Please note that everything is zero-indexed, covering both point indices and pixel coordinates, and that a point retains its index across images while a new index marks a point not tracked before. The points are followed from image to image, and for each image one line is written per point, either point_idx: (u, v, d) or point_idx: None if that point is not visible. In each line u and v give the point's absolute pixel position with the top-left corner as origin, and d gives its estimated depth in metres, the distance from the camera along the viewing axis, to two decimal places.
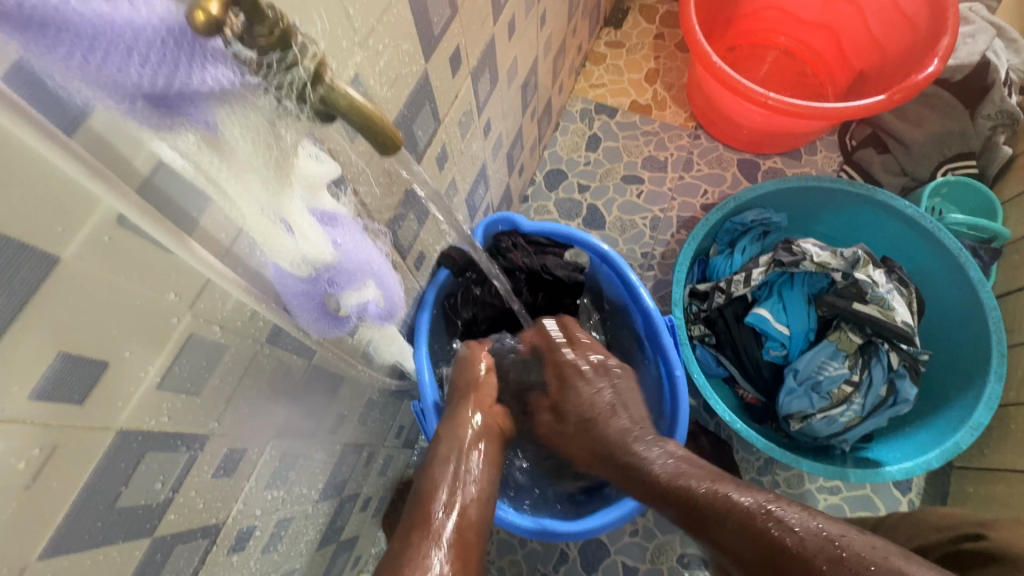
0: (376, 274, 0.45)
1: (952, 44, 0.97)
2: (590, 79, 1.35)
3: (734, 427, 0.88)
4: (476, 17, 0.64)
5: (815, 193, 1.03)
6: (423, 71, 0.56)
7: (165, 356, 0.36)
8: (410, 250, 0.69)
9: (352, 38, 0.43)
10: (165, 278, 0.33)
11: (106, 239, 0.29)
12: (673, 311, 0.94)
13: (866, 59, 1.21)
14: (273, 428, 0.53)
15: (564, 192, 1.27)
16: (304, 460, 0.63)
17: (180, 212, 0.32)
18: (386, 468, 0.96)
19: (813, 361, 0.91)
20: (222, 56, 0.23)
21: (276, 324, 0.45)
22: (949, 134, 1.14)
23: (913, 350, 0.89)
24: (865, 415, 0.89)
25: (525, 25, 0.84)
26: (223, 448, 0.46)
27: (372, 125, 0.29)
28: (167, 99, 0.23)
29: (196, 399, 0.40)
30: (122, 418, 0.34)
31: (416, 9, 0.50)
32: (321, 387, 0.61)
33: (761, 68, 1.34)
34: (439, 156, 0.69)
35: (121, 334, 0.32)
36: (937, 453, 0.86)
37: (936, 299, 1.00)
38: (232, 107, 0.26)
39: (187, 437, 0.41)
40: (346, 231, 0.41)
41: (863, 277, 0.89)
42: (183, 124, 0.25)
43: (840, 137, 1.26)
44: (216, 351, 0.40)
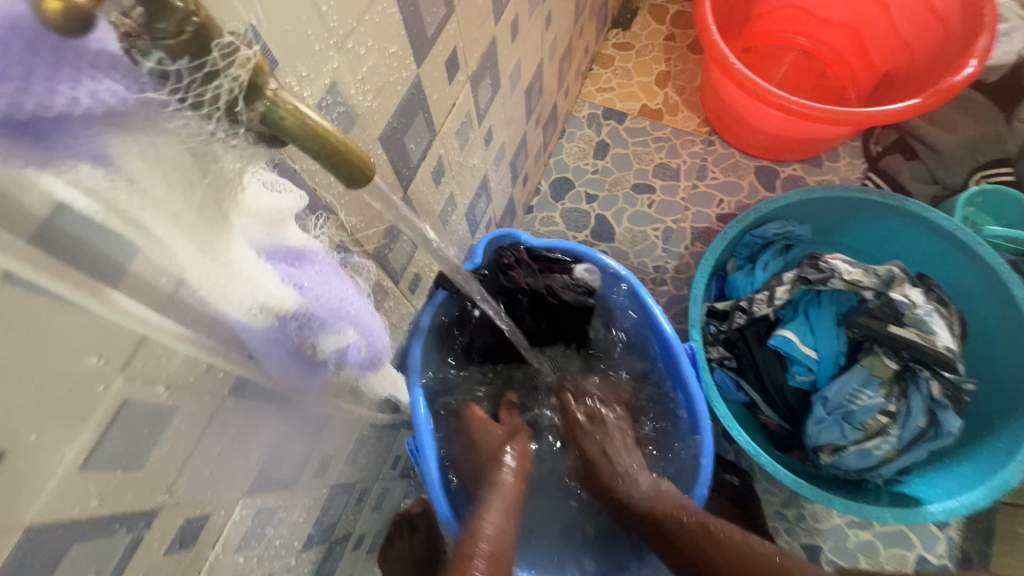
0: (357, 319, 0.38)
1: (991, 43, 0.91)
2: (598, 82, 1.29)
3: (760, 461, 0.81)
4: (475, 16, 0.57)
5: (842, 204, 0.95)
6: (415, 77, 0.50)
7: (90, 431, 0.29)
8: (403, 274, 0.62)
9: (327, 40, 0.36)
10: (82, 341, 0.27)
11: None
12: (691, 334, 0.87)
13: (892, 60, 1.13)
14: (243, 486, 0.47)
15: (571, 202, 1.20)
16: (283, 513, 0.56)
17: (99, 260, 0.26)
18: (381, 503, 0.90)
19: (845, 389, 0.83)
20: (108, 63, 0.20)
21: (240, 374, 0.39)
22: (983, 139, 1.06)
23: (958, 378, 0.79)
24: (902, 448, 0.81)
25: (530, 26, 0.78)
26: (177, 520, 0.39)
27: (332, 151, 0.24)
28: (30, 123, 0.19)
29: (137, 472, 0.34)
30: (32, 513, 0.27)
31: (405, 7, 0.44)
32: (303, 432, 0.54)
33: (778, 70, 1.27)
34: (435, 170, 0.63)
35: (22, 416, 0.25)
36: (983, 490, 0.78)
37: (975, 318, 0.92)
38: (131, 132, 0.22)
39: (128, 517, 0.34)
40: (317, 271, 0.34)
41: (899, 297, 0.81)
42: (66, 158, 0.20)
43: (864, 142, 1.18)
44: (162, 414, 0.34)
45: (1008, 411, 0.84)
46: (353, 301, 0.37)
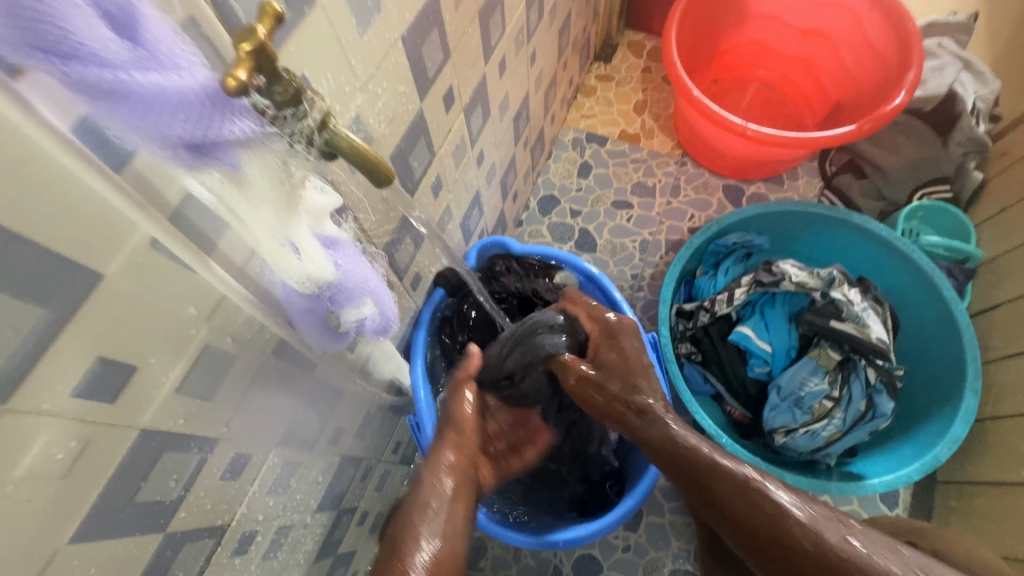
0: (373, 293, 0.49)
1: (918, 78, 1.04)
2: (582, 110, 1.43)
3: (720, 441, 0.90)
4: (468, 60, 0.71)
5: (794, 217, 1.08)
6: (418, 109, 0.62)
7: (184, 362, 0.40)
8: (406, 271, 0.74)
9: (354, 84, 0.49)
10: (186, 294, 0.38)
11: (141, 261, 0.33)
12: (660, 329, 0.98)
13: (841, 91, 1.28)
14: (276, 436, 0.57)
15: (557, 216, 1.32)
16: (303, 470, 0.66)
17: (204, 237, 0.37)
18: (383, 484, 0.99)
19: (795, 377, 0.94)
20: (243, 111, 0.29)
21: (281, 337, 0.50)
22: (923, 160, 1.20)
23: (889, 365, 0.92)
24: (846, 430, 0.92)
25: (516, 64, 0.91)
26: (229, 452, 0.50)
27: (368, 162, 0.34)
28: (198, 145, 0.28)
29: (208, 404, 0.45)
30: (144, 419, 0.38)
31: (412, 57, 0.56)
32: (322, 399, 0.65)
33: (743, 99, 1.41)
34: (434, 185, 0.75)
35: (148, 343, 0.36)
36: (917, 465, 0.88)
37: (913, 316, 1.04)
38: (254, 151, 0.31)
39: (199, 440, 0.45)
40: (346, 253, 0.45)
41: (839, 296, 0.93)
42: (212, 166, 0.30)
43: (820, 164, 1.32)
44: (227, 360, 0.45)
45: (942, 398, 0.94)
46: (370, 278, 0.48)
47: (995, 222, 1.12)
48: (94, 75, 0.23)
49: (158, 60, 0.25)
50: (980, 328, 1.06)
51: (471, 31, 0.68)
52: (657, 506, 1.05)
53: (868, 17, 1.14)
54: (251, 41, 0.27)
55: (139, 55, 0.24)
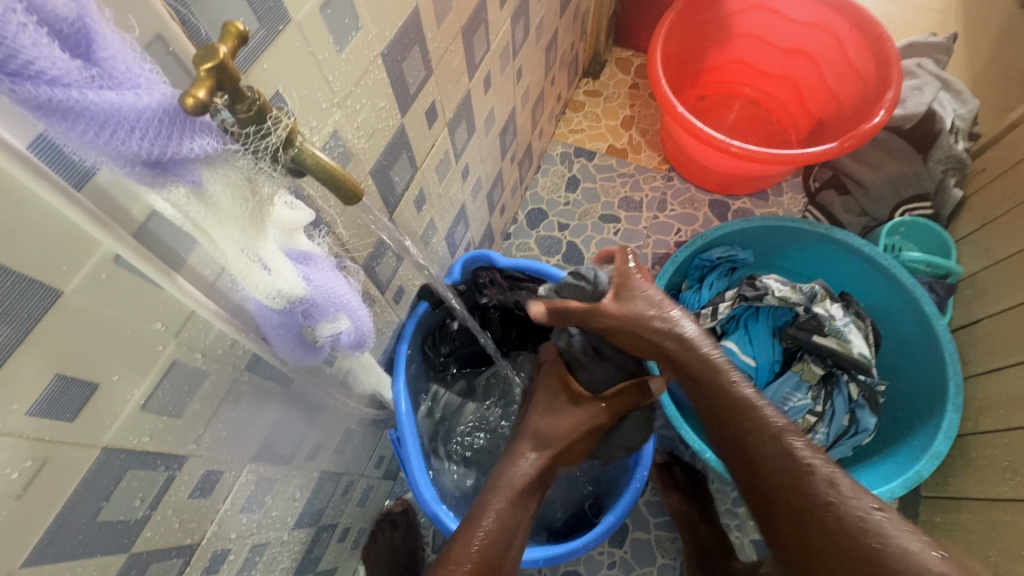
0: (349, 309, 0.49)
1: (897, 97, 1.06)
2: (570, 124, 1.44)
3: (704, 456, 0.89)
4: (451, 76, 0.71)
5: (778, 232, 1.08)
6: (400, 124, 0.62)
7: (150, 379, 0.40)
8: (388, 284, 0.73)
9: (332, 100, 0.49)
10: (153, 309, 0.38)
11: (104, 276, 0.33)
12: (645, 343, 0.98)
13: (824, 109, 1.30)
14: (250, 452, 0.56)
15: (545, 230, 1.33)
16: (280, 486, 0.65)
17: (171, 252, 0.37)
18: (366, 499, 0.98)
19: (780, 391, 0.95)
20: (206, 128, 0.29)
21: (255, 352, 0.49)
22: (903, 178, 1.22)
23: (872, 381, 0.92)
24: (830, 444, 0.93)
25: (501, 80, 0.92)
26: (200, 470, 0.49)
27: (336, 181, 0.34)
28: (159, 163, 0.28)
29: (177, 421, 0.44)
30: (108, 437, 0.38)
31: (393, 74, 0.57)
32: (302, 412, 0.64)
33: (729, 115, 1.43)
34: (418, 199, 0.75)
35: (110, 360, 0.36)
36: (901, 481, 0.88)
37: (895, 332, 1.05)
38: (216, 167, 0.31)
39: (166, 458, 0.44)
40: (320, 268, 0.45)
41: (821, 311, 0.93)
42: (173, 182, 0.30)
43: (804, 179, 1.34)
44: (198, 376, 0.44)
45: (923, 413, 0.95)
46: (346, 294, 0.48)
47: (974, 238, 1.13)
48: (44, 94, 0.23)
49: (113, 78, 0.25)
50: (962, 342, 1.07)
51: (453, 48, 0.69)
52: (643, 522, 1.04)
53: (849, 36, 1.17)
54: (211, 60, 0.27)
55: (92, 73, 0.24)
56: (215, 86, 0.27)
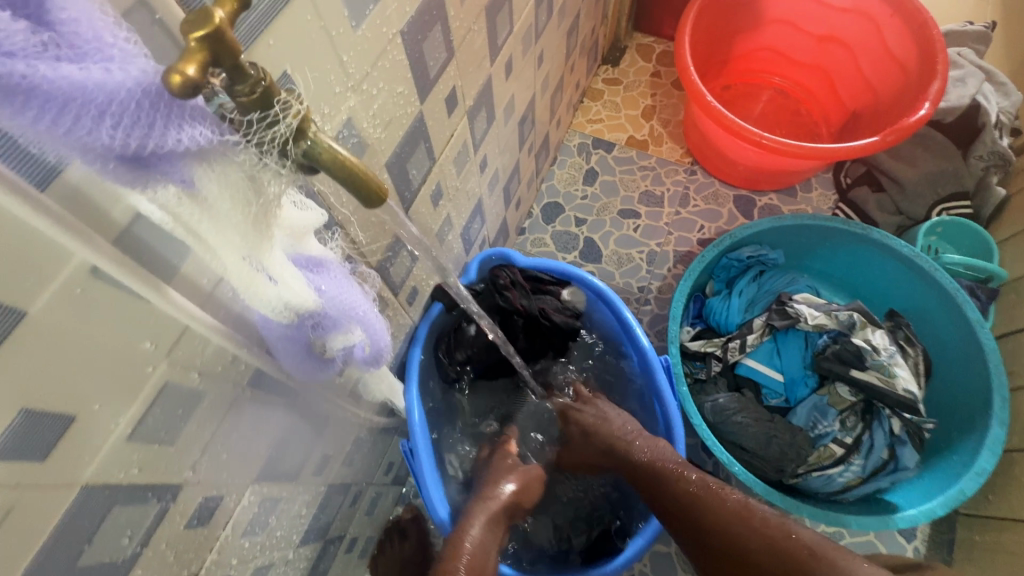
0: (363, 320, 0.43)
1: (943, 88, 0.99)
2: (588, 114, 1.37)
3: (733, 470, 0.82)
4: (473, 60, 0.65)
5: (812, 231, 1.02)
6: (418, 113, 0.56)
7: (138, 405, 0.34)
8: (402, 286, 0.68)
9: (346, 83, 0.43)
10: (140, 327, 0.32)
11: (78, 292, 0.28)
12: (669, 350, 0.92)
13: (859, 101, 1.23)
14: (253, 473, 0.51)
15: (561, 225, 1.27)
16: (285, 505, 0.60)
17: (161, 260, 0.31)
18: (374, 507, 0.93)
19: (807, 416, 0.91)
20: (201, 115, 0.23)
21: (260, 367, 0.44)
22: (943, 174, 1.15)
23: (918, 418, 0.86)
24: (865, 477, 0.87)
25: (523, 65, 0.85)
26: (197, 497, 0.44)
27: (357, 181, 0.28)
28: (139, 158, 0.23)
29: (169, 448, 0.39)
30: (88, 473, 0.33)
31: (413, 54, 0.50)
32: (310, 426, 0.59)
33: (755, 106, 1.37)
34: (434, 194, 0.69)
35: (89, 387, 0.31)
36: (941, 500, 0.82)
37: (932, 338, 0.98)
38: (211, 164, 0.25)
39: (158, 489, 0.39)
40: (332, 276, 0.40)
41: (862, 342, 0.88)
42: (158, 181, 0.24)
43: (835, 175, 1.27)
44: (194, 397, 0.39)
45: (964, 426, 0.89)
46: (361, 304, 0.42)
47: (1018, 240, 1.07)
48: None
49: (74, 46, 0.20)
50: (1005, 351, 1.01)
51: (476, 29, 0.63)
52: (664, 534, 0.99)
53: (889, 23, 1.10)
54: (204, 26, 0.21)
55: (44, 39, 0.19)
56: (209, 60, 0.22)
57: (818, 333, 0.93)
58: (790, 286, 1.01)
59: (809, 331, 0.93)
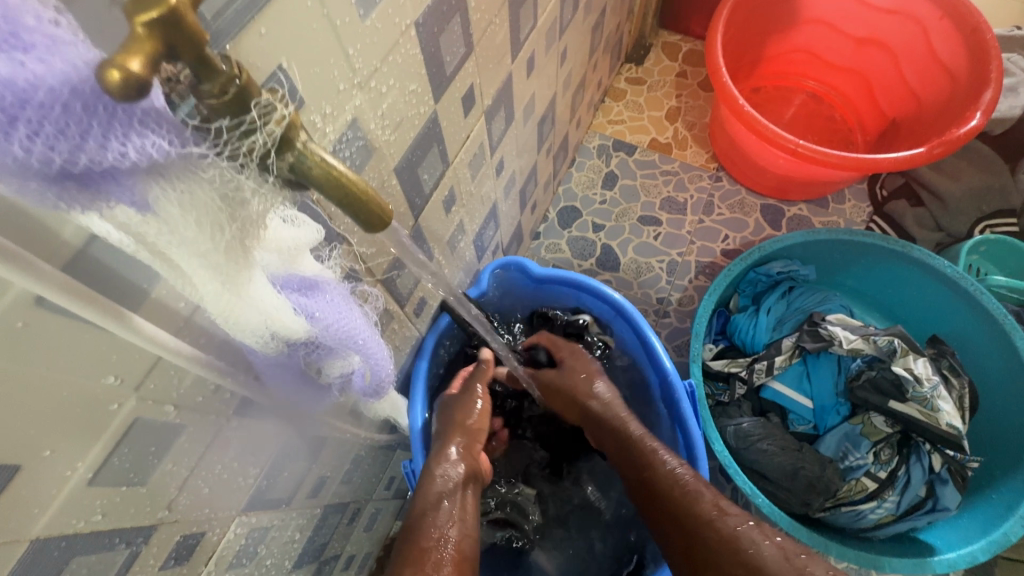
0: (364, 348, 0.38)
1: (996, 98, 0.92)
2: (609, 115, 1.31)
3: (756, 501, 0.76)
4: (493, 55, 0.60)
5: (845, 248, 0.96)
6: (432, 112, 0.51)
7: (100, 448, 0.30)
8: (408, 298, 0.63)
9: (351, 79, 0.38)
10: (100, 361, 0.28)
11: (20, 326, 0.23)
12: (691, 371, 0.86)
13: (900, 108, 1.16)
14: (241, 504, 0.46)
15: (578, 230, 1.21)
16: (277, 532, 0.56)
17: (125, 284, 0.27)
18: (374, 523, 0.88)
19: (835, 446, 0.85)
20: (156, 120, 0.19)
21: (246, 395, 0.39)
22: (988, 190, 1.08)
23: (962, 455, 0.81)
24: (899, 514, 0.82)
25: (545, 62, 0.80)
26: (175, 537, 0.40)
27: (354, 202, 0.24)
28: (77, 175, 0.18)
29: (140, 489, 0.34)
30: (39, 527, 0.28)
31: (427, 47, 0.45)
32: (306, 450, 0.54)
33: (786, 111, 1.30)
34: (447, 200, 0.64)
35: (39, 432, 0.26)
36: (984, 544, 0.76)
37: (977, 366, 0.90)
38: (172, 181, 0.21)
39: (128, 532, 0.35)
40: (328, 299, 0.34)
41: (902, 371, 0.81)
42: (104, 202, 0.20)
43: (869, 186, 1.20)
44: (170, 433, 0.34)
45: (1008, 462, 0.82)
46: (362, 330, 0.37)
47: None
48: None
49: None
50: None
51: (498, 22, 0.57)
52: None
53: (937, 26, 1.03)
54: (155, 7, 0.16)
55: None
56: (161, 52, 0.17)
57: (852, 357, 0.87)
58: (822, 305, 0.95)
59: (844, 354, 0.87)
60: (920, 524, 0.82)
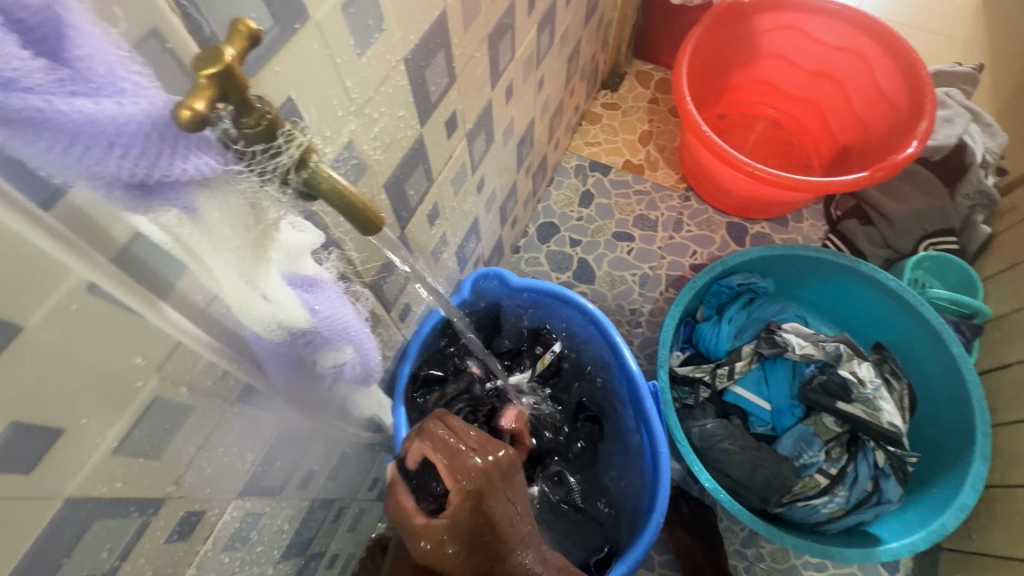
0: (355, 339, 0.44)
1: (930, 128, 1.02)
2: (586, 137, 1.40)
3: (717, 496, 0.82)
4: (474, 85, 0.66)
5: (800, 262, 1.04)
6: (418, 135, 0.58)
7: (126, 420, 0.35)
8: (394, 303, 0.68)
9: (348, 108, 0.44)
10: (132, 342, 0.32)
11: (74, 307, 0.28)
12: (659, 375, 0.92)
13: (850, 136, 1.26)
14: (237, 488, 0.51)
15: (556, 245, 1.28)
16: (268, 520, 0.59)
17: (158, 276, 0.32)
18: (357, 524, 0.92)
19: (791, 445, 0.92)
20: (207, 145, 0.25)
21: (249, 381, 0.44)
22: (930, 212, 1.18)
23: (901, 451, 0.88)
24: (849, 509, 0.88)
25: (523, 90, 0.87)
26: (180, 512, 0.44)
27: (354, 210, 0.30)
28: (145, 185, 0.24)
29: (154, 463, 0.39)
30: (72, 487, 0.33)
31: (415, 80, 0.52)
32: (297, 441, 0.58)
33: (750, 136, 1.39)
34: (431, 214, 0.70)
35: (79, 402, 0.31)
36: (924, 534, 0.82)
37: (919, 372, 0.98)
38: (214, 192, 0.27)
39: (141, 502, 0.39)
40: (328, 296, 0.39)
41: (848, 374, 0.89)
42: (162, 206, 0.25)
43: (825, 207, 1.30)
44: (182, 412, 0.39)
45: (946, 459, 0.89)
46: (355, 324, 0.42)
47: (1001, 279, 1.10)
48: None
49: (89, 81, 0.21)
50: (991, 386, 1.02)
51: (478, 56, 0.64)
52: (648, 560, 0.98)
53: (881, 63, 1.14)
54: (215, 64, 0.22)
55: (61, 76, 0.20)
56: (217, 95, 0.23)
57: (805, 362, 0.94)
58: (779, 315, 1.03)
59: (797, 360, 0.94)
60: (869, 518, 0.89)
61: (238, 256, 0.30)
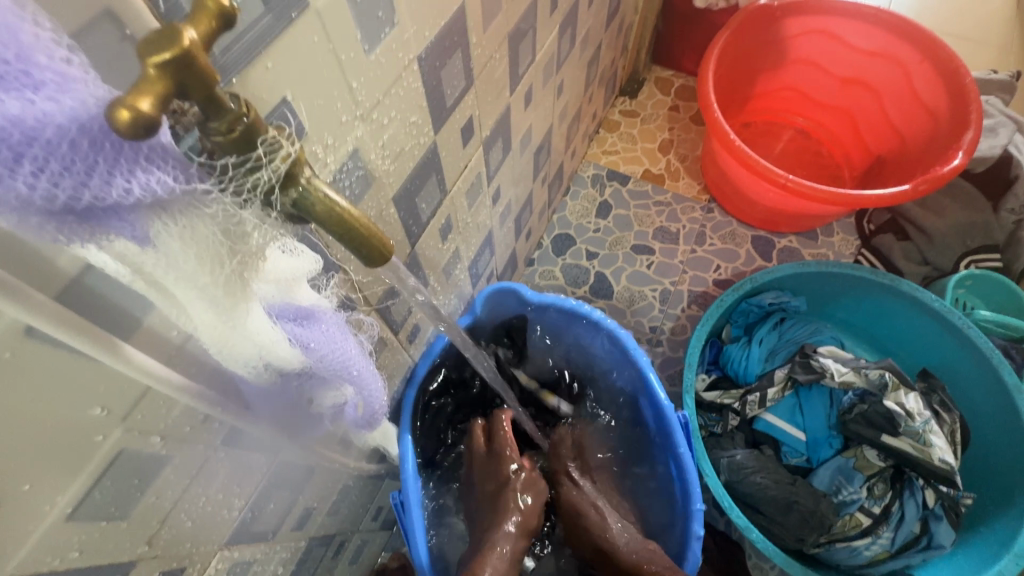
0: (357, 378, 0.38)
1: (977, 138, 0.95)
2: (603, 145, 1.34)
3: (751, 537, 0.75)
4: (492, 88, 0.61)
5: (836, 280, 0.97)
6: (431, 143, 0.52)
7: (82, 481, 0.29)
8: (402, 325, 0.62)
9: (353, 112, 0.38)
10: (89, 391, 0.27)
11: (7, 356, 0.23)
12: (685, 402, 0.85)
13: (884, 145, 1.20)
14: (223, 538, 0.45)
15: (571, 257, 1.22)
16: (259, 567, 0.54)
17: (119, 312, 0.27)
18: (359, 556, 0.85)
19: (829, 479, 0.85)
20: (160, 155, 0.20)
21: (236, 425, 0.38)
22: (972, 227, 1.10)
23: (955, 491, 0.81)
24: (894, 551, 0.81)
25: (542, 95, 0.82)
26: (154, 573, 0.38)
27: (354, 236, 0.25)
28: (79, 210, 0.19)
29: (120, 524, 0.33)
30: (12, 565, 0.27)
31: (428, 82, 0.46)
32: (292, 481, 0.53)
33: (776, 145, 1.33)
34: (443, 228, 0.65)
35: (18, 466, 0.25)
36: None
37: (966, 402, 0.91)
38: (175, 217, 0.22)
39: (105, 569, 0.34)
40: (323, 329, 0.33)
41: (894, 406, 0.81)
42: (104, 235, 0.20)
43: (857, 220, 1.23)
44: (154, 465, 0.33)
45: (1000, 499, 0.82)
46: (357, 360, 0.36)
47: None
48: None
49: None
50: None
51: (497, 57, 0.59)
52: None
53: (920, 69, 1.07)
54: (170, 49, 0.18)
55: None
56: (171, 90, 0.18)
57: (844, 390, 0.87)
58: (813, 336, 0.96)
59: (835, 388, 0.87)
60: (916, 562, 0.81)
61: (210, 294, 0.25)
